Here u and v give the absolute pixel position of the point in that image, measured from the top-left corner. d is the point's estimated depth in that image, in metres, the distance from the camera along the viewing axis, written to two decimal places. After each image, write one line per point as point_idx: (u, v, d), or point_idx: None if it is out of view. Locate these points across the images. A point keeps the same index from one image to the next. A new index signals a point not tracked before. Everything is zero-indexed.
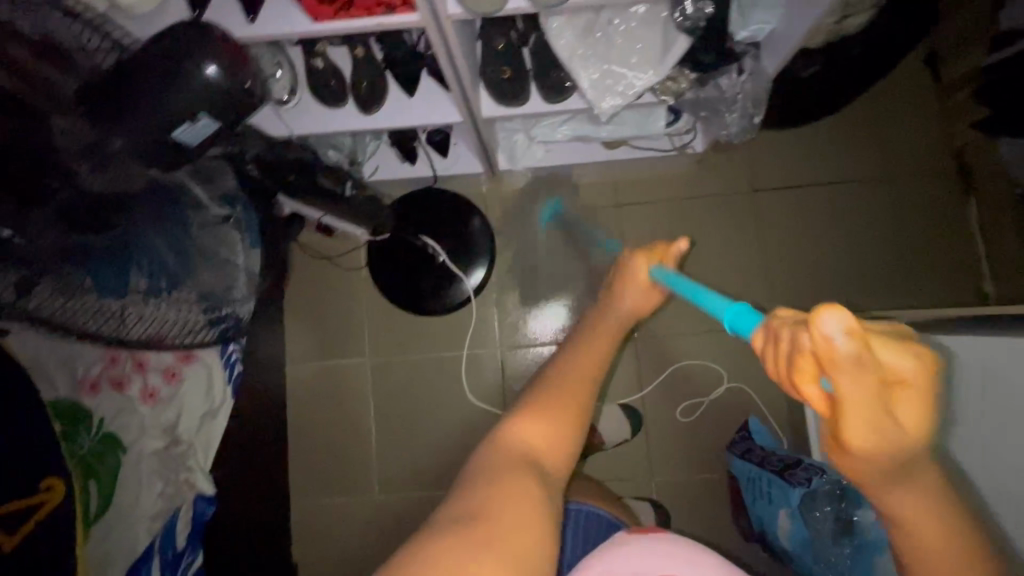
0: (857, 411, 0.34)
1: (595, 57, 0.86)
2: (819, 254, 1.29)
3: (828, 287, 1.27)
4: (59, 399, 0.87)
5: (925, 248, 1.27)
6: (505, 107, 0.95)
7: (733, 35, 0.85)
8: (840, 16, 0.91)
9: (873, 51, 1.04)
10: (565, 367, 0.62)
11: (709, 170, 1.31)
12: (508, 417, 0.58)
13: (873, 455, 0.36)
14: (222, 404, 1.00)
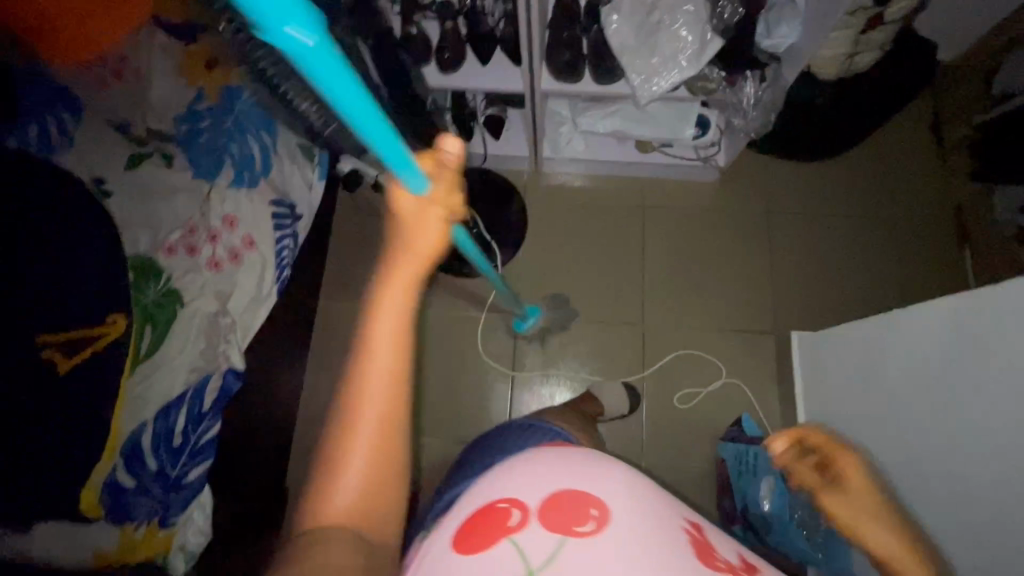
0: (855, 511, 0.59)
1: (641, 48, 1.05)
2: (822, 279, 1.40)
3: (827, 305, 1.38)
4: (138, 253, 1.01)
5: (922, 285, 1.36)
6: (563, 83, 1.12)
7: (757, 43, 1.02)
8: (851, 50, 1.07)
9: (881, 93, 1.20)
10: (363, 406, 0.58)
11: (729, 190, 1.46)
12: (326, 459, 0.57)
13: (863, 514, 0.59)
14: (268, 295, 1.10)
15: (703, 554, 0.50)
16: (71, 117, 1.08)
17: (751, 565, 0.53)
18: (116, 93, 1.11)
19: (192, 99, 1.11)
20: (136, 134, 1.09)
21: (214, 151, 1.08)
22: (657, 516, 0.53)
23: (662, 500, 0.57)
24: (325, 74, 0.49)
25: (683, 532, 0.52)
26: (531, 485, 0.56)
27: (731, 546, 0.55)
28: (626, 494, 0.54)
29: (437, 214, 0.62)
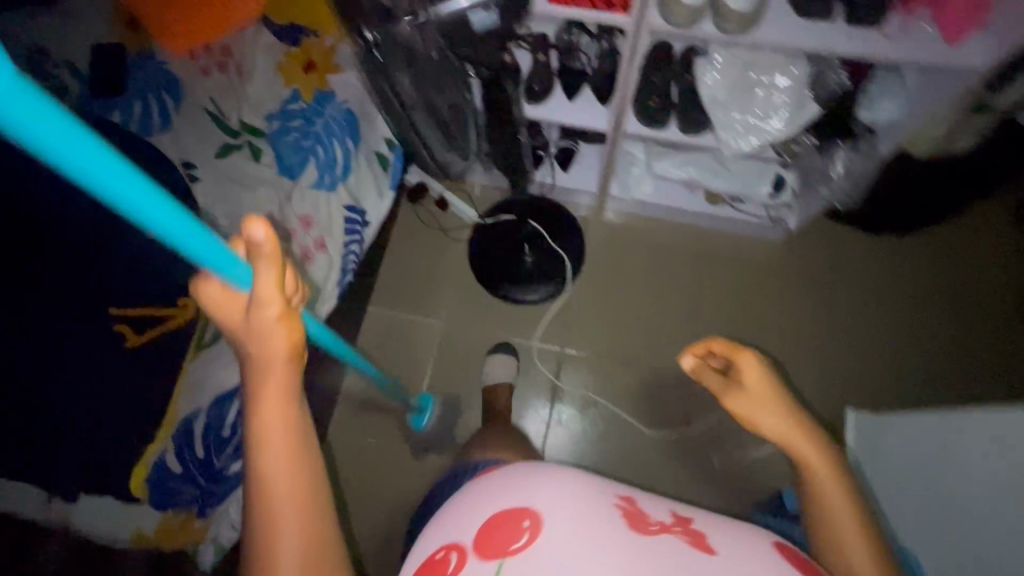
0: (760, 409, 0.62)
1: (734, 104, 1.04)
2: (881, 358, 1.35)
3: (883, 384, 1.33)
4: (217, 240, 1.04)
5: (980, 378, 1.33)
6: (650, 129, 1.12)
7: (857, 114, 1.01)
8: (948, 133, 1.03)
9: (970, 177, 1.16)
10: (272, 512, 0.56)
11: (793, 254, 1.43)
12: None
13: (763, 410, 0.62)
14: (329, 296, 1.12)
15: (636, 523, 0.51)
16: (173, 102, 1.13)
17: (686, 517, 0.55)
18: (215, 83, 1.15)
19: (286, 98, 1.13)
20: (231, 124, 1.12)
21: (299, 150, 1.10)
22: (585, 506, 0.52)
23: (593, 485, 0.57)
24: (88, 168, 0.34)
25: (617, 509, 0.53)
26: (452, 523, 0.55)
27: (664, 506, 0.57)
28: (542, 490, 0.55)
29: (279, 312, 0.55)
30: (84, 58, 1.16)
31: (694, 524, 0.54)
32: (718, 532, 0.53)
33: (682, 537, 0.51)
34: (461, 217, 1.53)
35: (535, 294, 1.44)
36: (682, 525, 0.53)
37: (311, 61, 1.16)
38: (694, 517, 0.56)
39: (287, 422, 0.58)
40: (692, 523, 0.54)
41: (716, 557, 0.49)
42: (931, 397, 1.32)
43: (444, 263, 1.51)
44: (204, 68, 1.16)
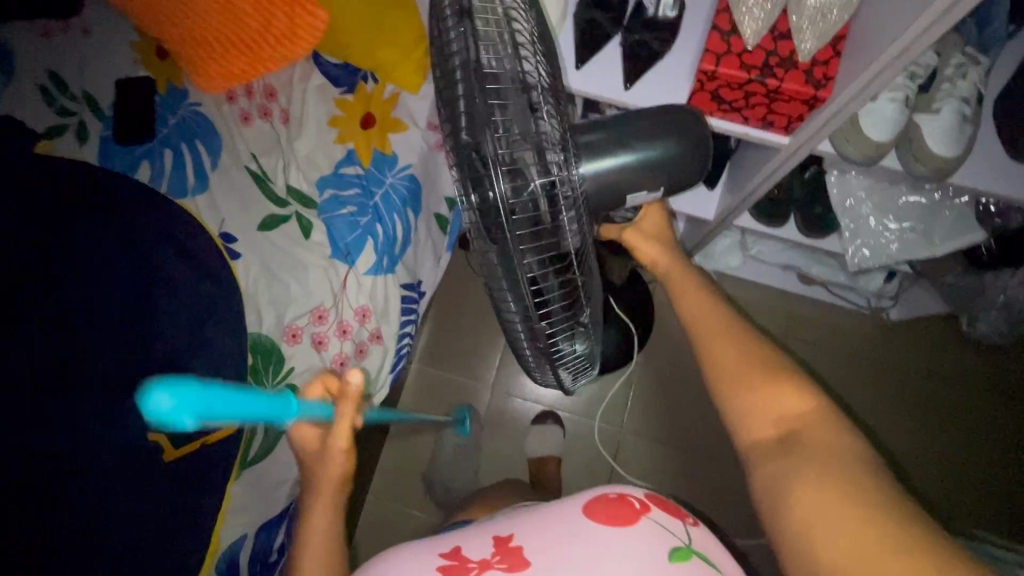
0: (640, 239, 0.79)
1: (874, 214, 0.88)
2: (977, 471, 1.20)
3: (981, 502, 1.19)
4: (261, 333, 0.92)
5: None
6: (761, 225, 0.96)
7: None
8: None
9: None
10: None
11: (897, 342, 1.25)
12: None
13: (642, 241, 0.79)
14: (381, 390, 0.99)
15: (455, 572, 0.53)
16: (209, 154, 0.98)
17: (505, 536, 0.57)
18: (258, 134, 1.00)
19: (341, 160, 0.99)
20: (276, 190, 0.97)
21: (356, 227, 0.96)
22: (420, 567, 0.54)
23: (418, 550, 0.57)
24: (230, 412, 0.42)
25: (438, 570, 0.54)
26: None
27: (482, 536, 0.58)
28: (386, 559, 0.57)
29: (344, 444, 0.62)
30: (108, 93, 1.00)
31: (512, 541, 0.55)
32: (537, 534, 0.56)
33: (501, 567, 0.53)
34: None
35: None
36: (501, 550, 0.55)
37: (370, 113, 1.00)
38: (512, 531, 0.57)
39: (327, 529, 0.64)
40: (509, 539, 0.56)
41: (531, 568, 0.52)
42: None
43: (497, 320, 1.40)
44: (244, 113, 1.00)
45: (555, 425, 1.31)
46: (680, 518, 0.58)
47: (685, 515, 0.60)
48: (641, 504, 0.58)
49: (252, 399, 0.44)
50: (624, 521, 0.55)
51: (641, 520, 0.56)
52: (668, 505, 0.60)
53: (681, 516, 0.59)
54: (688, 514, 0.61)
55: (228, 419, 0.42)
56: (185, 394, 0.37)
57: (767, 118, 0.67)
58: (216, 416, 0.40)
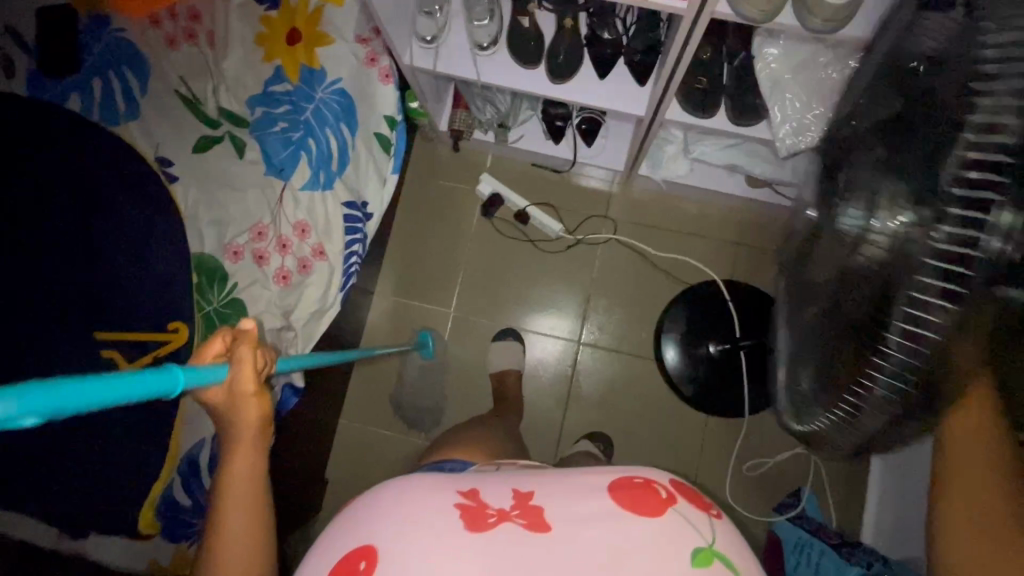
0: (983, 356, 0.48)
1: (793, 94, 0.88)
2: None
3: None
4: (204, 253, 0.95)
5: None
6: (692, 118, 0.96)
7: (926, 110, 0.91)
8: None
9: None
10: None
11: None
12: None
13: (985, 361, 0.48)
14: (332, 306, 0.99)
15: (473, 522, 0.44)
16: (138, 81, 0.98)
17: (527, 492, 0.48)
18: (185, 56, 0.99)
19: (269, 79, 0.98)
20: (207, 112, 0.98)
21: (289, 145, 0.97)
22: (431, 498, 0.46)
23: (431, 482, 0.48)
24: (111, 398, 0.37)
25: (456, 509, 0.45)
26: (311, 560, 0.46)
27: (503, 486, 0.49)
28: (382, 496, 0.47)
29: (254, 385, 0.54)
30: (29, 24, 0.99)
31: (533, 500, 0.47)
32: (558, 497, 0.48)
33: (521, 523, 0.45)
34: (546, 230, 1.37)
35: (673, 356, 1.28)
36: (522, 505, 0.47)
37: (295, 28, 0.99)
38: (535, 489, 0.49)
39: (251, 496, 0.54)
40: (533, 497, 0.48)
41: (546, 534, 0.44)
42: None
43: (456, 248, 1.41)
44: (170, 37, 0.99)
45: (517, 341, 1.33)
46: (705, 509, 0.50)
47: (710, 506, 0.51)
48: (666, 493, 0.49)
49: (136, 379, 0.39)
50: (646, 510, 0.47)
51: (665, 513, 0.47)
52: (692, 491, 0.51)
53: (706, 507, 0.50)
54: (713, 503, 0.52)
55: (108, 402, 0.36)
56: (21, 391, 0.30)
57: None
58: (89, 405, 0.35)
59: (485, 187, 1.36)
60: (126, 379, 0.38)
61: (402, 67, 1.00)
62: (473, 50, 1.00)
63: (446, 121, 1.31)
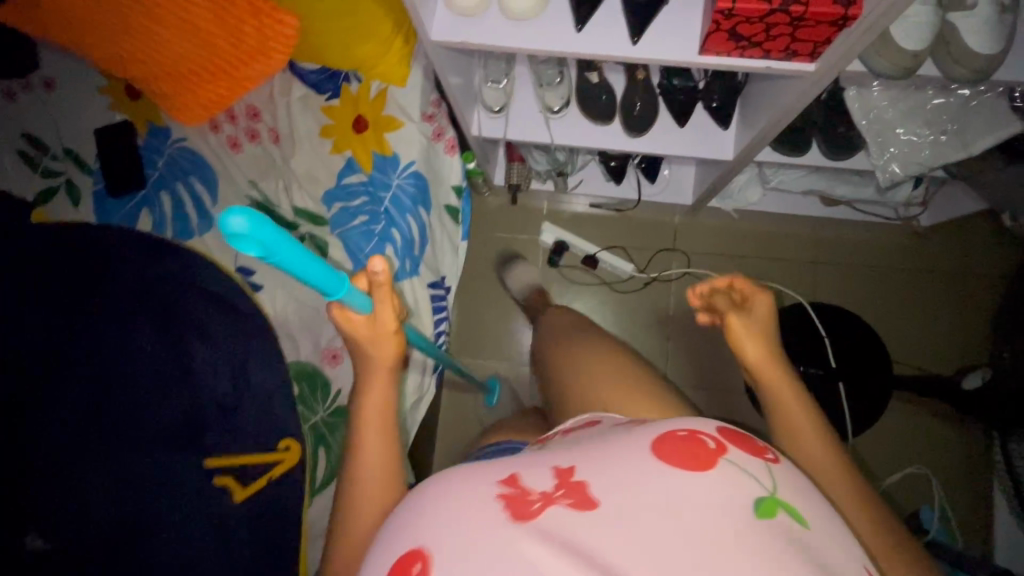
0: None
1: (894, 117, 0.84)
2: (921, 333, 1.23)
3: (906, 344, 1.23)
4: (299, 360, 0.92)
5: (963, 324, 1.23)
6: (785, 157, 0.92)
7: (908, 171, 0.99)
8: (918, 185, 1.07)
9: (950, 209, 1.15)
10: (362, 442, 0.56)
11: (924, 249, 1.25)
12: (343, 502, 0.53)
13: None
14: (428, 392, 1.00)
15: (518, 511, 0.38)
16: (206, 190, 0.95)
17: (568, 468, 0.42)
18: (251, 159, 0.97)
19: (342, 170, 0.96)
20: (283, 214, 0.95)
21: (371, 237, 0.94)
22: (469, 496, 0.40)
23: (472, 474, 0.42)
24: (284, 260, 0.45)
25: (499, 500, 0.39)
26: (376, 555, 0.40)
27: (540, 466, 0.43)
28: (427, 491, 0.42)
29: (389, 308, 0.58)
30: (89, 146, 0.95)
31: (575, 476, 0.41)
32: (605, 466, 0.42)
33: (567, 504, 0.38)
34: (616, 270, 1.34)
35: None
36: (564, 484, 0.40)
37: (361, 115, 0.96)
38: (575, 464, 0.43)
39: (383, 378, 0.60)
40: (574, 473, 0.41)
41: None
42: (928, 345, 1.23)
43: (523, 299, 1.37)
44: (232, 139, 0.97)
45: None
46: (761, 455, 0.44)
47: (765, 450, 0.45)
48: (715, 443, 0.43)
49: (305, 260, 0.47)
50: (698, 461, 0.41)
51: (718, 463, 0.41)
52: (747, 438, 0.45)
53: (762, 453, 0.44)
54: (769, 448, 0.46)
55: (278, 263, 0.45)
56: (266, 233, 0.42)
57: (789, 48, 0.62)
58: (271, 256, 0.44)
59: (547, 237, 1.34)
60: (313, 264, 0.48)
61: (470, 138, 0.99)
62: (544, 114, 0.97)
63: (501, 175, 1.30)
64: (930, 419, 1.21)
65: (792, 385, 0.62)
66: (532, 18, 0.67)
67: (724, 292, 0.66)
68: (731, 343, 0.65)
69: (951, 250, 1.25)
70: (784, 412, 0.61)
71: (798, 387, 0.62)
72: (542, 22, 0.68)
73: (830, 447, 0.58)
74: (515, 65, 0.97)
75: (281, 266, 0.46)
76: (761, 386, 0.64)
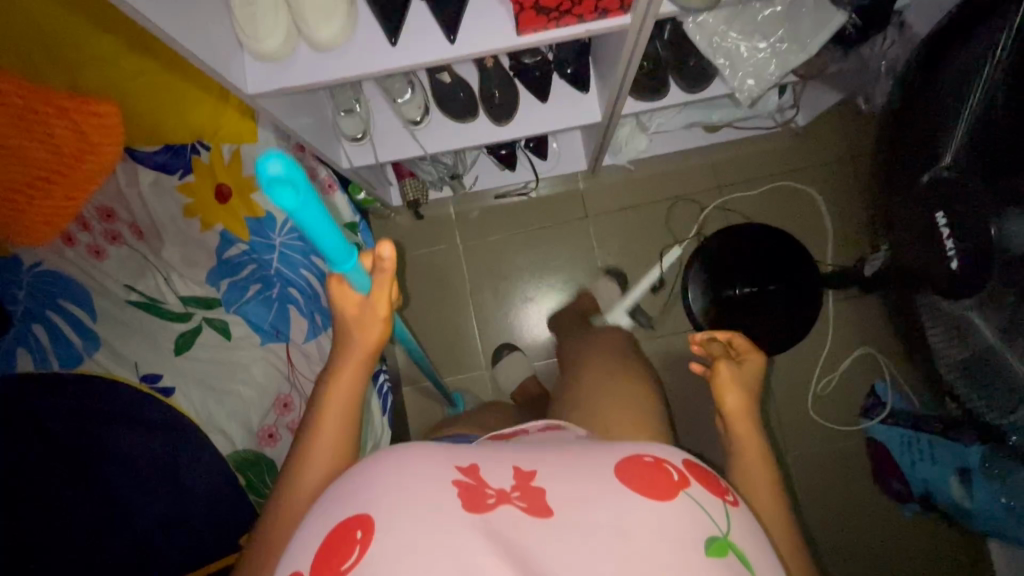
0: None
1: (737, 35, 0.84)
2: (821, 237, 1.28)
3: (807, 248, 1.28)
4: (238, 451, 0.87)
5: (859, 213, 1.29)
6: (648, 103, 0.93)
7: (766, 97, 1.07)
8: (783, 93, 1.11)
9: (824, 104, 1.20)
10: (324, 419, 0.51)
11: (810, 147, 1.30)
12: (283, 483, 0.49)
13: None
14: (382, 437, 0.96)
15: (472, 501, 0.37)
16: (80, 308, 0.87)
17: (528, 471, 0.40)
18: (121, 262, 0.90)
19: (218, 246, 0.92)
20: (171, 307, 0.91)
21: (271, 303, 0.91)
22: (424, 472, 0.39)
23: (433, 457, 0.41)
24: (306, 216, 0.42)
25: (453, 488, 0.38)
26: (304, 531, 0.39)
27: (503, 464, 0.41)
28: (387, 464, 0.40)
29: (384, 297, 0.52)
30: None
31: (534, 479, 0.39)
32: (546, 466, 0.42)
33: (522, 506, 0.37)
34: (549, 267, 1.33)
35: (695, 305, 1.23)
36: (523, 486, 0.39)
37: (221, 183, 0.92)
38: (537, 468, 0.41)
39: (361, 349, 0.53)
40: (535, 477, 0.40)
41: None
42: (824, 247, 1.28)
43: (457, 307, 1.34)
44: (93, 248, 0.90)
45: (514, 351, 1.28)
46: (721, 497, 0.43)
47: (724, 493, 0.44)
48: (679, 476, 0.42)
49: (325, 223, 0.43)
50: (658, 492, 0.40)
51: (678, 496, 0.40)
52: (708, 477, 0.45)
53: (722, 495, 0.44)
54: (730, 491, 0.45)
55: (297, 218, 0.42)
56: (300, 180, 0.38)
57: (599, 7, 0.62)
58: (297, 209, 0.40)
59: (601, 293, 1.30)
60: (332, 232, 0.45)
61: (345, 172, 0.95)
62: (408, 127, 0.95)
63: (395, 195, 1.28)
64: (861, 302, 1.27)
65: (760, 443, 0.58)
66: (345, 46, 0.66)
67: (721, 343, 0.66)
68: (712, 391, 0.61)
69: (833, 142, 1.30)
70: (747, 475, 0.56)
71: (768, 454, 0.58)
72: (357, 49, 0.66)
73: (772, 501, 0.54)
74: (365, 89, 0.95)
75: (300, 223, 0.42)
76: (730, 443, 0.60)
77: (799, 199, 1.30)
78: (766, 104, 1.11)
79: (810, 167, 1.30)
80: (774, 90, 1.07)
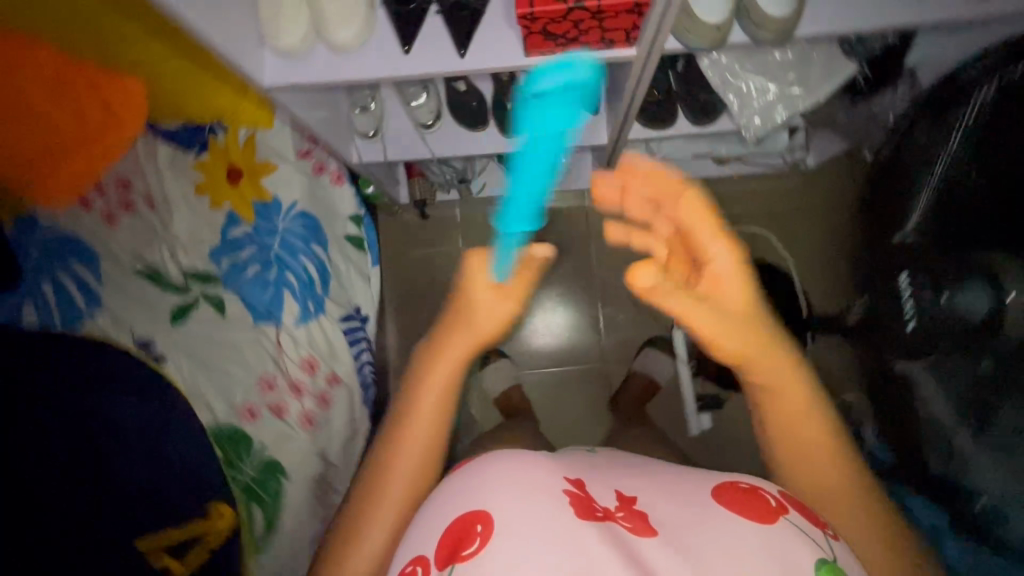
0: None
1: (747, 74, 0.86)
2: (819, 279, 1.28)
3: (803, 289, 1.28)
4: (218, 424, 0.90)
5: None
6: (653, 131, 0.95)
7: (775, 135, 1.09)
8: (793, 133, 1.12)
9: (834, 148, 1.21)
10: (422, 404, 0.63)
11: (818, 189, 1.31)
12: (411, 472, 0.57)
13: None
14: (360, 426, 1.02)
15: (581, 509, 0.47)
16: (89, 272, 0.90)
17: (630, 497, 0.51)
18: (129, 231, 0.92)
19: (224, 225, 0.95)
20: (172, 279, 0.93)
21: (267, 286, 0.95)
22: (533, 478, 0.49)
23: (542, 470, 0.52)
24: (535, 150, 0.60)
25: (565, 495, 0.48)
26: (427, 517, 0.50)
27: (607, 487, 0.52)
28: (506, 471, 0.51)
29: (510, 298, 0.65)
30: None
31: (636, 505, 0.49)
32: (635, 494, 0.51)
33: (626, 525, 0.46)
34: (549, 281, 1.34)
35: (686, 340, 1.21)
36: (626, 508, 0.49)
37: (233, 165, 0.96)
38: (637, 494, 0.51)
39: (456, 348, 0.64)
40: (636, 502, 0.50)
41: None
42: (822, 289, 1.28)
43: None
44: (107, 214, 0.91)
45: (503, 358, 1.30)
46: (818, 525, 0.49)
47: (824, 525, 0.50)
48: (776, 502, 0.49)
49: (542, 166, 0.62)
50: (757, 514, 0.47)
51: (776, 520, 0.47)
52: (807, 510, 0.51)
53: (819, 523, 0.50)
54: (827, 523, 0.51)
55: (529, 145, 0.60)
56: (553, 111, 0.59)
57: (606, 38, 0.64)
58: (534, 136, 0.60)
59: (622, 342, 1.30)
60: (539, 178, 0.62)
61: (353, 167, 0.98)
62: (419, 130, 0.98)
63: (404, 194, 1.31)
64: None
65: (774, 351, 0.56)
66: (361, 49, 0.69)
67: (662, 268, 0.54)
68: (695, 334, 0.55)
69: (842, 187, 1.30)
70: (780, 410, 0.57)
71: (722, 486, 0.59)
72: (371, 53, 0.69)
73: None
74: (382, 89, 0.98)
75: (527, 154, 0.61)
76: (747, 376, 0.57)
77: (802, 239, 1.30)
78: (774, 144, 1.12)
79: (816, 209, 1.30)
80: (784, 130, 1.09)
